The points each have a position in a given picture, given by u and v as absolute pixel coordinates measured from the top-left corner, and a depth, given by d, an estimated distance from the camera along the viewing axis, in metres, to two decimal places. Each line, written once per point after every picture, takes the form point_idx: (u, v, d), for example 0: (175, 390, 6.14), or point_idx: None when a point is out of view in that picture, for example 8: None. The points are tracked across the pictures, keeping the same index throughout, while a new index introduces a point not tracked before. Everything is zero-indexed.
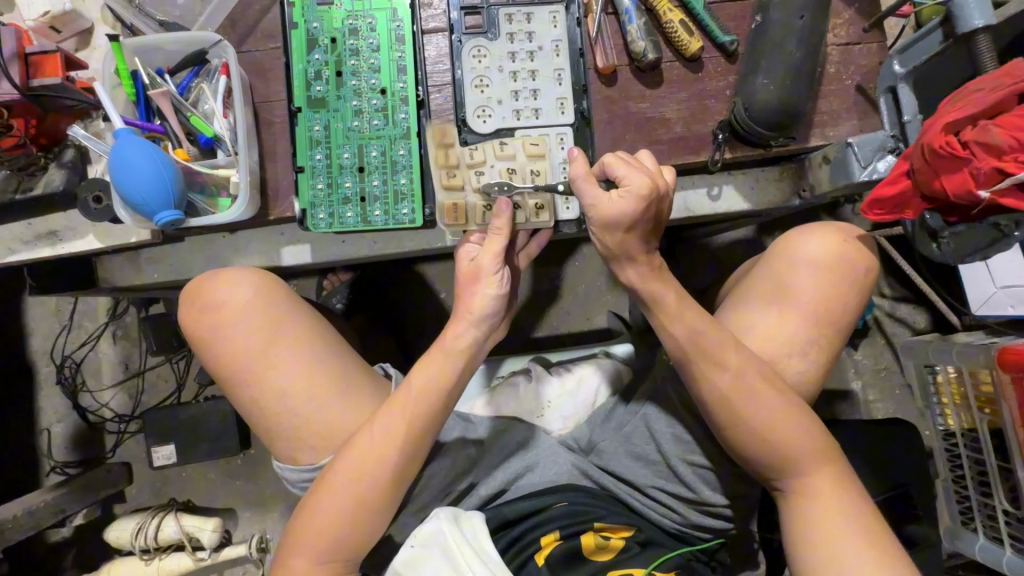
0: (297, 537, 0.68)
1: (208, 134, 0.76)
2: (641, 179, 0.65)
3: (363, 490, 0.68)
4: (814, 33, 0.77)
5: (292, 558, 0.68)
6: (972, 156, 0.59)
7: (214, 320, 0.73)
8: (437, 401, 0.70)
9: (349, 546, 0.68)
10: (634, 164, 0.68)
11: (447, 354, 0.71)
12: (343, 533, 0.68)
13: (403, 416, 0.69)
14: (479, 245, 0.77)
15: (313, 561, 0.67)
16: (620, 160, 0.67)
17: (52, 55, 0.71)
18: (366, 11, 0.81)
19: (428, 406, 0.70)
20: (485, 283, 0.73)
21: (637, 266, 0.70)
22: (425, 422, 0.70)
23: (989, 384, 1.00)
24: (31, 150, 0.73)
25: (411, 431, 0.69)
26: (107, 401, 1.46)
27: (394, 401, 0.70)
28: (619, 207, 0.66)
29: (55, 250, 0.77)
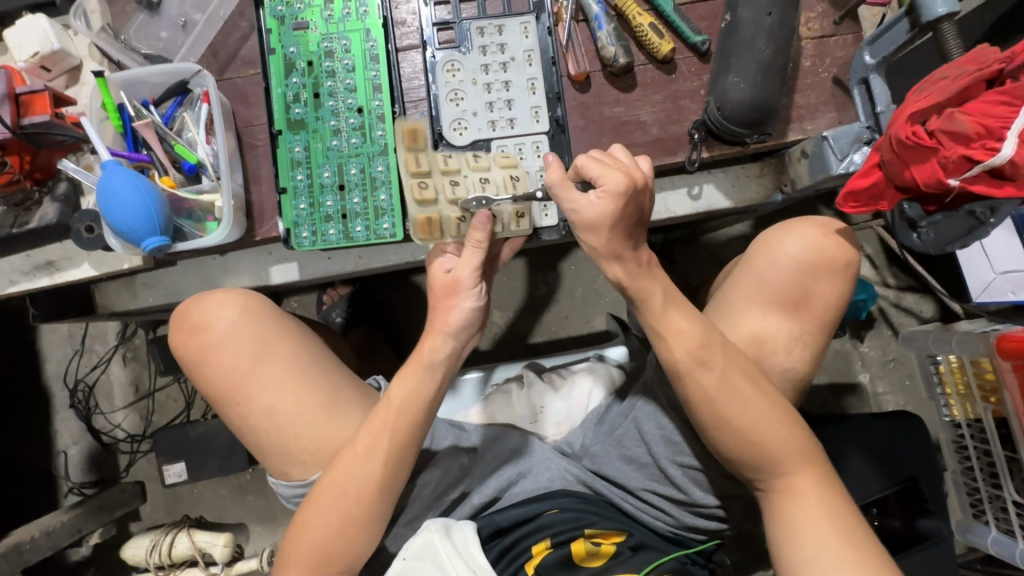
0: (292, 552, 0.70)
1: (191, 161, 0.78)
2: (617, 177, 0.61)
3: (353, 503, 0.69)
4: (783, 28, 0.77)
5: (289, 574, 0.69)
6: (940, 144, 0.58)
7: (205, 342, 0.75)
8: (421, 414, 0.71)
9: (344, 559, 0.70)
10: (608, 161, 0.63)
11: (424, 365, 0.71)
12: (337, 547, 0.69)
13: (388, 430, 0.70)
14: (456, 257, 0.74)
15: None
16: (594, 160, 0.62)
17: (41, 94, 0.74)
18: (340, 33, 0.83)
19: (412, 419, 0.70)
20: (463, 296, 0.72)
21: (624, 261, 0.65)
22: (407, 434, 0.70)
23: (991, 374, 0.97)
24: (26, 186, 0.76)
25: (397, 444, 0.70)
26: (119, 422, 1.50)
27: (377, 416, 0.70)
28: (600, 208, 0.62)
29: (53, 280, 0.80)
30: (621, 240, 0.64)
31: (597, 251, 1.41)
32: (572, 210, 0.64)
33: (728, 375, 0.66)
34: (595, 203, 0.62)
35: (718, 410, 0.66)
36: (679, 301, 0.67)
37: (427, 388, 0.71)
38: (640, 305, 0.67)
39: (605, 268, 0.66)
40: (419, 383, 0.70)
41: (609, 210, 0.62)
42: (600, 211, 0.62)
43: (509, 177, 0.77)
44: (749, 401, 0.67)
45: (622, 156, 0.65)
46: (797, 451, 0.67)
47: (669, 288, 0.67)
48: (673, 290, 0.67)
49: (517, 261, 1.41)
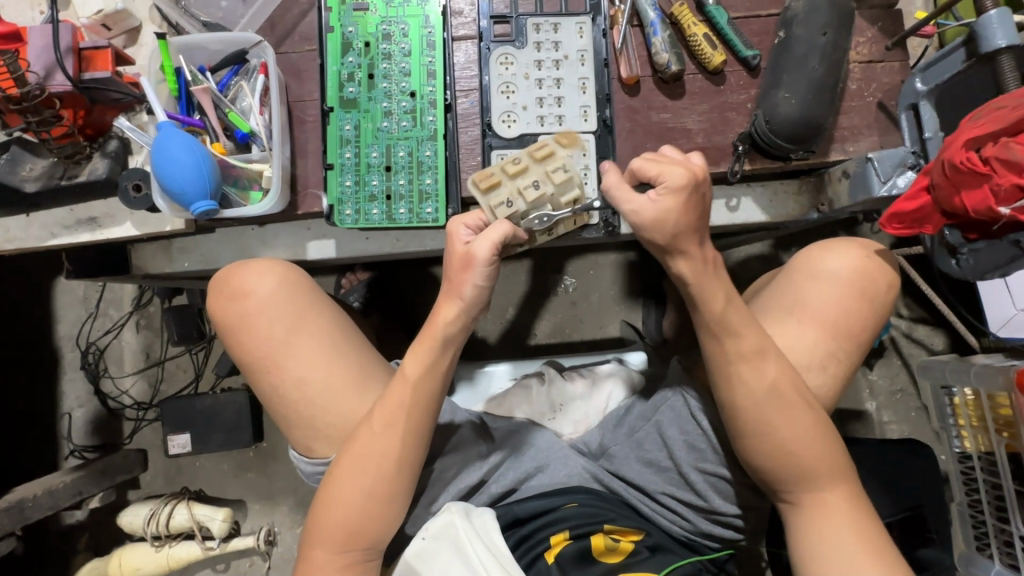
0: (317, 528, 0.70)
1: (244, 130, 0.78)
2: (677, 171, 0.63)
3: (378, 478, 0.69)
4: (836, 49, 0.78)
5: (315, 550, 0.69)
6: (993, 172, 0.60)
7: (241, 309, 0.75)
8: (435, 389, 0.71)
9: (369, 537, 0.70)
10: (663, 159, 0.66)
11: (439, 338, 0.70)
12: (362, 523, 0.69)
13: (404, 405, 0.70)
14: (471, 231, 0.70)
15: (334, 551, 0.69)
16: (649, 160, 0.66)
17: (104, 50, 0.75)
18: (399, 18, 0.84)
19: (428, 393, 0.71)
20: (475, 272, 0.68)
21: (691, 258, 0.66)
22: (427, 408, 0.71)
23: (1008, 407, 0.98)
24: (79, 140, 0.76)
25: (414, 419, 0.70)
26: (127, 388, 1.49)
27: (393, 390, 0.70)
28: (661, 206, 0.64)
29: (94, 236, 0.80)
30: (685, 237, 0.65)
31: (617, 257, 1.42)
32: (630, 207, 0.65)
33: (763, 384, 0.67)
34: (655, 203, 0.64)
35: (759, 421, 0.67)
36: (738, 305, 0.68)
37: (440, 363, 0.71)
38: (700, 307, 0.67)
39: (668, 266, 0.67)
40: (432, 358, 0.70)
41: (671, 207, 0.63)
42: (663, 207, 0.64)
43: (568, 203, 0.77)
44: (787, 409, 0.67)
45: (672, 152, 0.68)
46: (830, 465, 0.68)
47: (731, 292, 0.68)
48: (733, 293, 0.68)
49: (537, 260, 1.42)
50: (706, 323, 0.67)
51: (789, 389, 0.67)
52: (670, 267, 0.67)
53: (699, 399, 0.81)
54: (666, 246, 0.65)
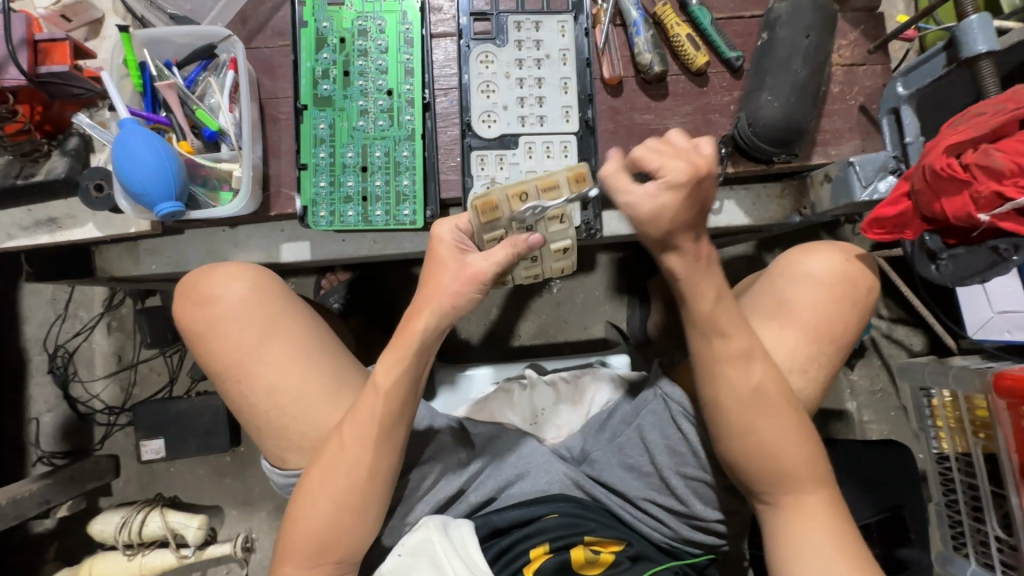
0: (289, 542, 0.67)
1: (213, 128, 0.76)
2: (680, 166, 0.58)
3: (350, 489, 0.67)
4: (819, 52, 0.78)
5: (287, 564, 0.67)
6: (973, 178, 0.60)
7: (208, 316, 0.72)
8: (408, 398, 0.69)
9: (342, 549, 0.67)
10: (666, 149, 0.60)
11: (412, 344, 0.68)
12: (334, 535, 0.67)
13: (376, 415, 0.67)
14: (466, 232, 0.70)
15: (306, 564, 0.67)
16: (653, 150, 0.60)
17: (61, 43, 0.71)
18: (376, 13, 0.82)
19: (401, 400, 0.68)
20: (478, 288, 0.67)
21: (683, 253, 0.63)
22: (400, 416, 0.68)
23: (984, 409, 0.99)
24: (36, 136, 0.73)
25: (386, 428, 0.68)
26: (98, 392, 1.45)
27: (364, 400, 0.68)
28: (659, 202, 0.59)
29: (53, 237, 0.76)
30: (670, 242, 0.62)
31: (601, 258, 1.41)
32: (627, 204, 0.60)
33: (742, 389, 0.66)
34: (653, 197, 0.59)
35: (737, 427, 0.67)
36: (728, 304, 0.66)
37: (414, 371, 0.69)
38: (688, 303, 0.66)
39: (660, 259, 0.64)
40: (405, 367, 0.68)
41: (671, 203, 0.59)
42: (661, 202, 0.59)
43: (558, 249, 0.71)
44: (774, 419, 0.66)
45: (677, 139, 0.61)
46: (811, 471, 0.67)
47: (722, 289, 0.66)
48: (725, 291, 0.66)
49: None
50: (696, 325, 0.67)
51: (769, 392, 0.67)
52: (662, 260, 0.65)
53: (682, 404, 0.79)
54: (661, 240, 0.62)
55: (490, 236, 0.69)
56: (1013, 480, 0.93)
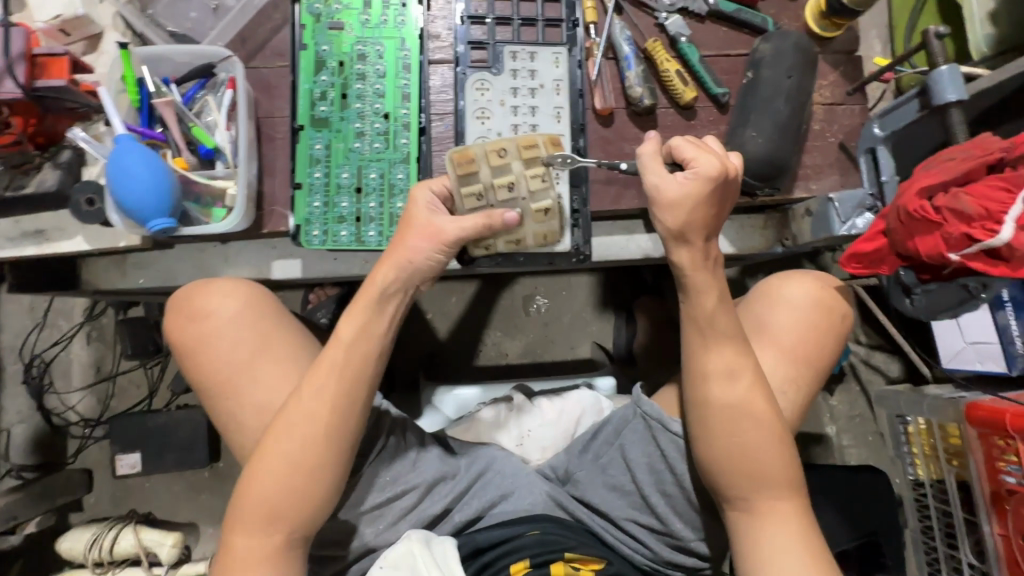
0: (241, 507, 0.67)
1: (208, 145, 0.76)
2: (712, 162, 0.67)
3: (307, 455, 0.67)
4: (801, 92, 0.81)
5: (238, 531, 0.67)
6: (943, 221, 0.62)
7: (198, 332, 0.72)
8: (371, 355, 0.69)
9: (294, 518, 0.67)
10: (702, 147, 0.69)
11: (377, 301, 0.70)
12: (286, 501, 0.66)
13: (336, 372, 0.68)
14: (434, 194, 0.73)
15: (258, 533, 0.66)
16: (690, 143, 0.69)
17: (60, 58, 0.71)
18: (375, 39, 0.84)
19: (363, 356, 0.69)
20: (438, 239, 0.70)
21: (694, 248, 0.69)
22: (361, 379, 0.69)
23: (957, 438, 1.02)
24: (28, 148, 0.73)
25: (346, 386, 0.68)
26: (74, 404, 1.42)
27: (327, 355, 0.69)
28: (686, 188, 0.67)
29: (41, 249, 0.76)
30: None
31: (588, 279, 1.43)
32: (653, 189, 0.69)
33: (720, 415, 0.69)
34: (681, 184, 0.67)
35: (724, 430, 0.68)
36: (727, 309, 0.70)
37: (378, 327, 0.70)
38: None
39: (670, 251, 0.70)
40: (368, 322, 0.69)
41: (695, 192, 0.67)
42: (686, 191, 0.67)
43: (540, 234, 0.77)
44: (754, 426, 0.68)
45: (716, 145, 0.70)
46: (786, 476, 0.69)
47: (722, 294, 0.70)
48: (725, 296, 0.70)
49: (509, 280, 1.41)
50: (694, 321, 0.70)
51: (754, 405, 0.68)
52: (672, 252, 0.70)
53: (662, 424, 0.79)
54: (677, 230, 0.68)
55: (467, 192, 0.72)
56: (985, 508, 0.96)
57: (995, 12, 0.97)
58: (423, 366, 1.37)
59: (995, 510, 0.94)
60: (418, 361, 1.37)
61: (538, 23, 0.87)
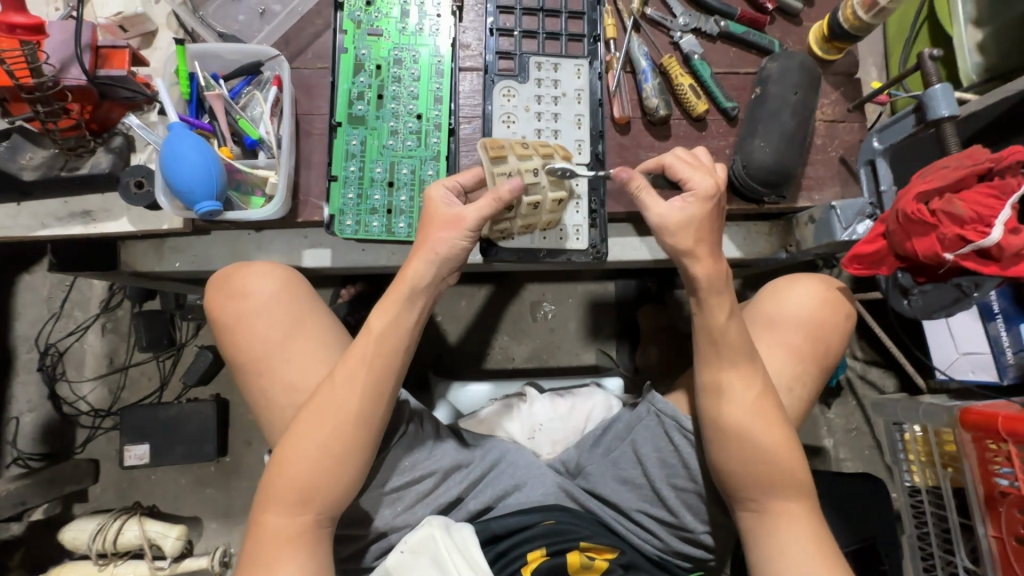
0: (269, 487, 0.67)
1: (254, 137, 0.82)
2: (707, 181, 0.73)
3: (336, 437, 0.67)
4: (805, 107, 0.88)
5: (266, 512, 0.66)
6: (939, 223, 0.68)
7: (237, 312, 0.75)
8: (400, 345, 0.71)
9: (322, 499, 0.67)
10: (692, 164, 0.75)
11: (408, 294, 0.71)
12: (314, 482, 0.66)
13: (367, 359, 0.69)
14: (452, 190, 0.75)
15: (285, 514, 0.66)
16: (683, 164, 0.75)
17: (122, 51, 0.77)
18: (410, 46, 0.90)
19: (393, 345, 0.70)
20: (459, 231, 0.72)
21: (706, 262, 0.72)
22: (390, 365, 0.70)
23: (952, 443, 1.06)
24: (84, 133, 0.77)
25: (377, 374, 0.69)
26: (85, 394, 1.43)
27: (358, 343, 0.70)
28: (687, 212, 0.73)
29: (87, 229, 0.79)
30: None
31: (595, 287, 1.48)
32: (659, 214, 0.74)
33: (732, 404, 0.72)
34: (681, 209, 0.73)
35: (734, 434, 0.71)
36: (738, 321, 0.72)
37: (408, 319, 0.72)
38: None
39: (685, 268, 0.73)
40: (398, 313, 0.71)
41: (698, 212, 0.73)
42: (690, 213, 0.73)
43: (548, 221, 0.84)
44: (763, 429, 0.71)
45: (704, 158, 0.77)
46: (797, 480, 0.71)
47: (733, 308, 0.73)
48: (735, 310, 0.73)
49: (519, 285, 1.46)
50: (705, 333, 0.73)
51: (762, 407, 0.72)
52: (687, 269, 0.73)
53: (675, 418, 0.83)
54: (687, 249, 0.72)
55: (499, 172, 0.75)
56: (979, 510, 1.00)
57: (983, 43, 1.05)
58: (432, 367, 1.40)
59: (989, 512, 0.98)
60: (427, 362, 1.40)
61: (562, 37, 0.93)
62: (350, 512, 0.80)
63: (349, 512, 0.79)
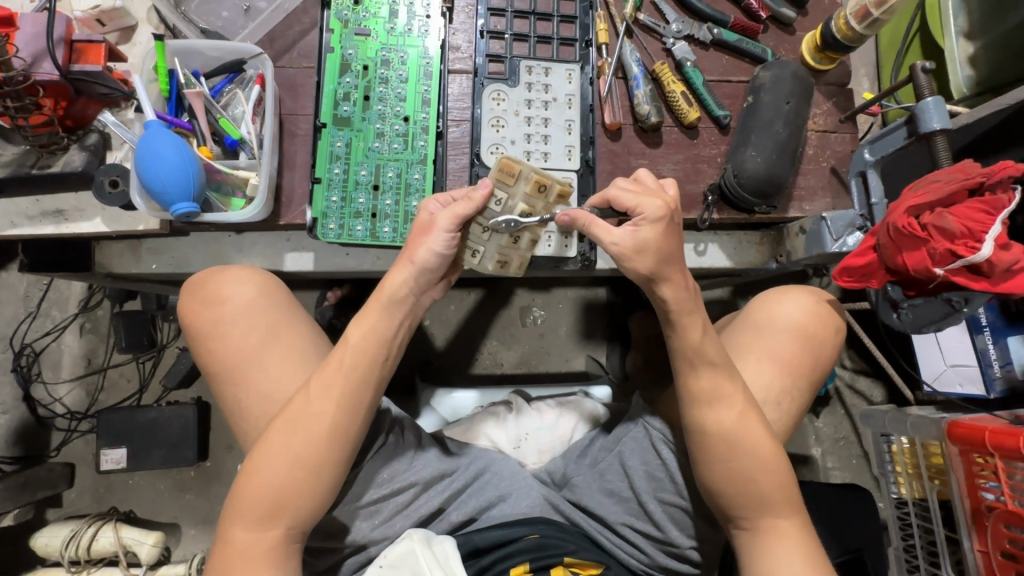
0: (239, 499, 0.65)
1: (234, 136, 0.80)
2: (655, 203, 0.69)
3: (308, 449, 0.65)
4: (797, 117, 0.87)
5: (236, 526, 0.64)
6: (930, 237, 0.67)
7: (212, 316, 0.73)
8: (379, 354, 0.69)
9: (293, 513, 0.65)
10: (639, 190, 0.71)
11: (387, 303, 0.69)
12: (286, 496, 0.64)
13: (344, 369, 0.67)
14: (441, 204, 0.73)
15: (255, 527, 0.64)
16: (627, 190, 0.70)
17: (97, 45, 0.74)
18: (399, 46, 0.88)
19: (370, 355, 0.68)
20: (435, 236, 0.70)
21: (674, 284, 0.70)
22: (367, 376, 0.68)
23: (939, 456, 1.06)
24: (58, 130, 0.74)
25: (354, 385, 0.67)
26: (61, 396, 1.40)
27: (334, 353, 0.68)
28: (640, 236, 0.69)
29: (58, 229, 0.77)
30: (667, 267, 0.70)
31: (585, 292, 1.46)
32: (613, 243, 0.69)
33: (721, 425, 0.70)
34: (633, 233, 0.69)
35: (720, 449, 0.70)
36: (713, 339, 0.72)
37: (388, 329, 0.70)
38: (679, 330, 0.71)
39: (654, 291, 0.71)
40: (378, 322, 0.69)
41: (652, 236, 0.68)
42: (643, 237, 0.69)
43: (497, 263, 0.80)
44: (753, 444, 0.70)
45: (648, 177, 0.73)
46: (786, 496, 0.70)
47: (707, 326, 0.72)
48: (709, 327, 0.72)
49: (508, 290, 1.44)
50: (684, 355, 0.72)
51: (748, 425, 0.70)
52: (659, 288, 0.72)
53: (662, 431, 0.82)
54: (650, 273, 0.70)
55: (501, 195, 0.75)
56: (965, 523, 0.99)
57: (974, 56, 1.05)
58: (419, 372, 1.38)
59: (975, 526, 0.97)
60: (414, 367, 1.38)
61: (554, 41, 0.92)
62: (328, 523, 0.78)
63: (328, 523, 0.77)
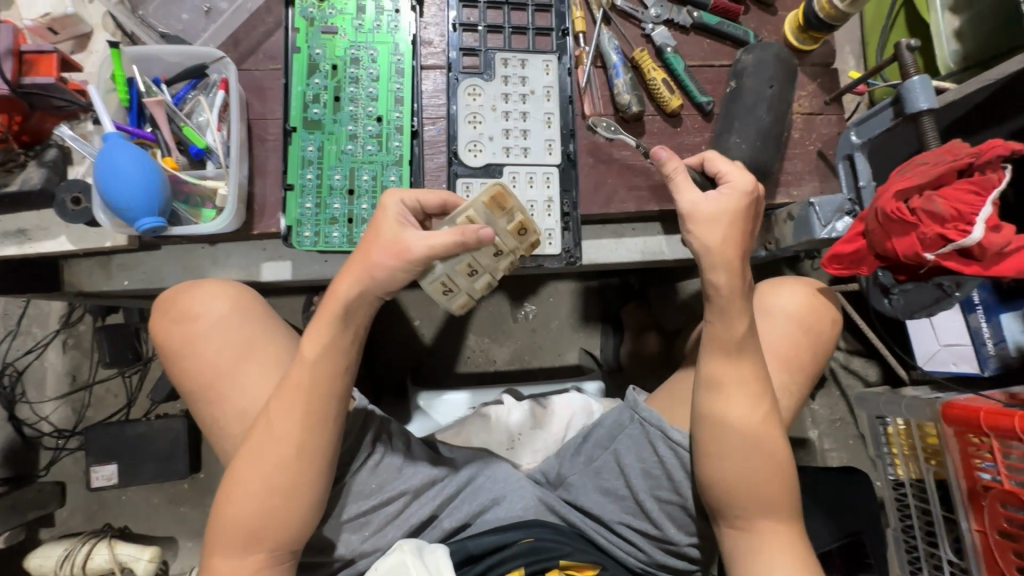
0: (217, 528, 0.63)
1: (200, 145, 0.77)
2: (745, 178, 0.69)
3: (280, 471, 0.63)
4: (781, 101, 0.85)
5: (216, 555, 0.63)
6: (919, 221, 0.66)
7: (184, 334, 0.71)
8: (339, 370, 0.65)
9: (272, 537, 0.63)
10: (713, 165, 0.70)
11: (338, 316, 0.65)
12: (263, 522, 0.62)
13: (305, 389, 0.64)
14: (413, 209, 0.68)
15: (235, 553, 0.62)
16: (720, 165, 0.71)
17: (48, 55, 0.70)
18: (368, 43, 0.85)
19: (328, 371, 0.65)
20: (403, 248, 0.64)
21: None
22: (330, 391, 0.65)
23: (935, 437, 1.05)
24: (13, 147, 0.72)
25: (318, 403, 0.64)
26: (47, 414, 1.37)
27: (293, 372, 0.65)
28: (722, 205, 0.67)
29: (21, 249, 0.74)
30: None
31: (575, 285, 1.44)
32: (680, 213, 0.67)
33: (715, 417, 0.69)
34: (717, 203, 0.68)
35: (713, 449, 0.69)
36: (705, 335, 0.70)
37: (344, 340, 0.66)
38: None
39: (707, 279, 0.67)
40: (334, 335, 0.65)
41: None
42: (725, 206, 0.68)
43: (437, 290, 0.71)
44: (749, 442, 0.68)
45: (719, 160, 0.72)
46: (781, 492, 0.69)
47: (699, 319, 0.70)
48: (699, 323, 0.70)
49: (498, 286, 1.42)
50: None
51: (742, 418, 0.69)
52: None
53: (658, 426, 0.79)
54: None
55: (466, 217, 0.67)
56: (963, 504, 0.99)
57: (960, 29, 1.02)
58: (410, 374, 1.36)
59: (972, 506, 0.97)
60: (406, 369, 1.36)
61: (529, 32, 0.89)
62: (317, 537, 0.76)
63: (315, 538, 0.76)
